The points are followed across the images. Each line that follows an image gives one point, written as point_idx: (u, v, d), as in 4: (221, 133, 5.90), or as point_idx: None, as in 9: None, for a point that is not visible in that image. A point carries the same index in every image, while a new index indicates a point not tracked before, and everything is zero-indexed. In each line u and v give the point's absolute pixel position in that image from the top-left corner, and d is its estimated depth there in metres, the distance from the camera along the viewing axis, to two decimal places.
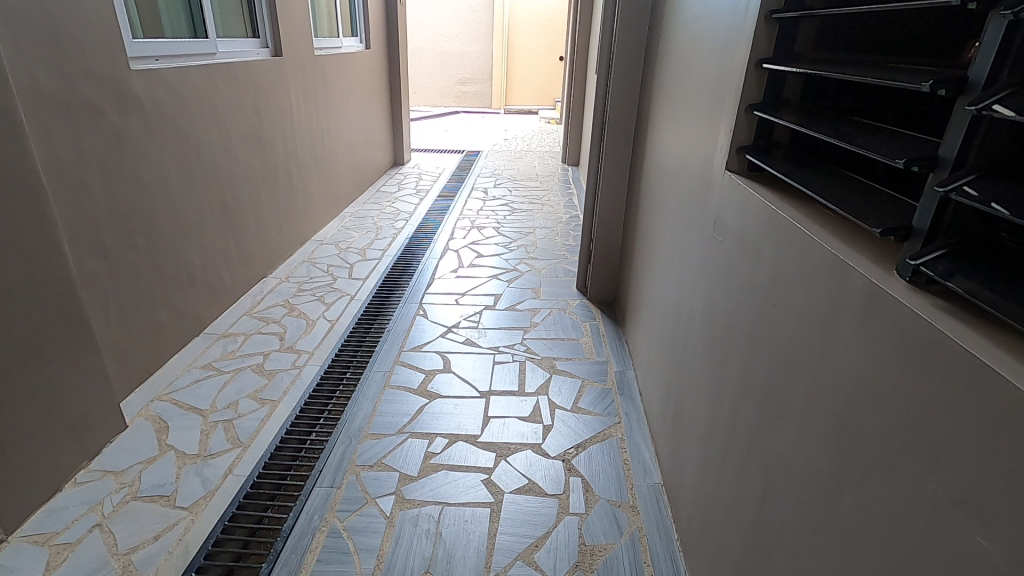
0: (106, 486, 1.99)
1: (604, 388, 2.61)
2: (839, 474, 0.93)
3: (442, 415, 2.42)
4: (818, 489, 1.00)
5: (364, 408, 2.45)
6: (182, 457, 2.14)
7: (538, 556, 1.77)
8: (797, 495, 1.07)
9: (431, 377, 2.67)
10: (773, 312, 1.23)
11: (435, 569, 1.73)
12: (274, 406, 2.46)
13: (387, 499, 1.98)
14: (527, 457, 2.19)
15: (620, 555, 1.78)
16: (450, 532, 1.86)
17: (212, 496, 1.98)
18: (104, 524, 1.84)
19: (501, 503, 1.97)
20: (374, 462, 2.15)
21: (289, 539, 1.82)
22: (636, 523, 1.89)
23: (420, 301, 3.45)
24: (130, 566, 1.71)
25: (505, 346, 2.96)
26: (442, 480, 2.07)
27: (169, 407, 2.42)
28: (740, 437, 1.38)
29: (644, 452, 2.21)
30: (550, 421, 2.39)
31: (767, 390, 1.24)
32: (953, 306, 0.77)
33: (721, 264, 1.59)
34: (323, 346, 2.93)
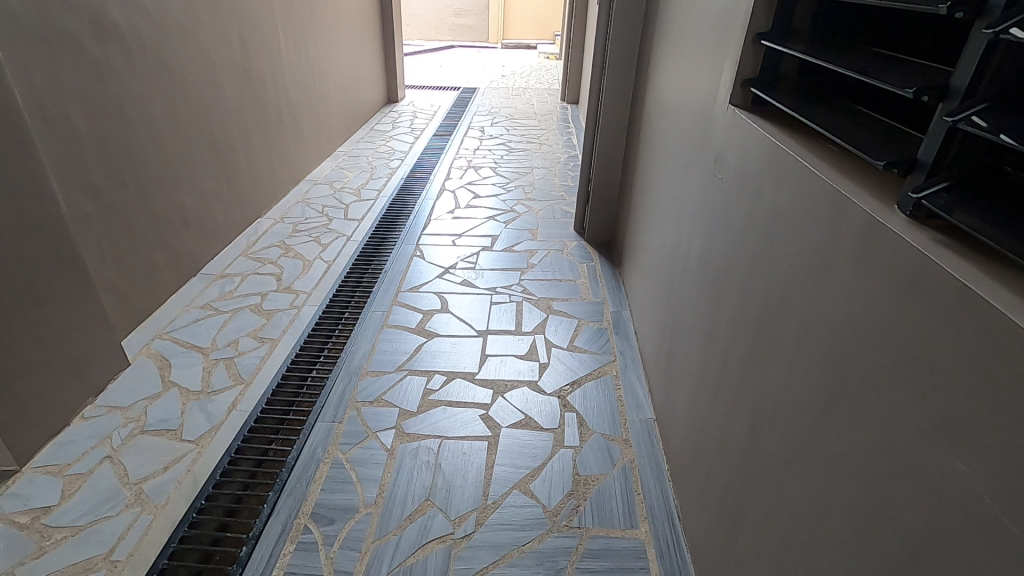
0: (113, 420, 2.04)
1: (600, 328, 2.64)
2: (827, 404, 0.96)
3: (439, 354, 2.46)
4: (806, 418, 1.03)
5: (362, 347, 2.48)
6: (186, 394, 2.18)
7: (533, 486, 1.85)
8: (785, 424, 1.11)
9: (429, 317, 2.70)
10: (771, 249, 1.23)
11: (435, 498, 1.80)
12: (274, 344, 2.49)
13: (387, 433, 2.04)
14: (523, 393, 2.25)
15: (611, 485, 1.85)
16: (448, 463, 1.93)
17: (217, 430, 2.04)
18: (113, 456, 1.90)
19: (498, 437, 2.04)
20: (374, 398, 2.20)
21: (294, 470, 1.88)
22: (628, 455, 1.96)
23: (417, 242, 3.42)
24: (141, 495, 1.77)
25: (502, 286, 2.97)
26: (440, 415, 2.13)
27: (170, 345, 2.44)
28: (731, 371, 1.41)
29: (637, 389, 2.26)
30: (546, 360, 2.43)
31: (760, 324, 1.26)
32: (951, 240, 0.77)
33: (721, 202, 1.57)
34: (320, 286, 2.94)
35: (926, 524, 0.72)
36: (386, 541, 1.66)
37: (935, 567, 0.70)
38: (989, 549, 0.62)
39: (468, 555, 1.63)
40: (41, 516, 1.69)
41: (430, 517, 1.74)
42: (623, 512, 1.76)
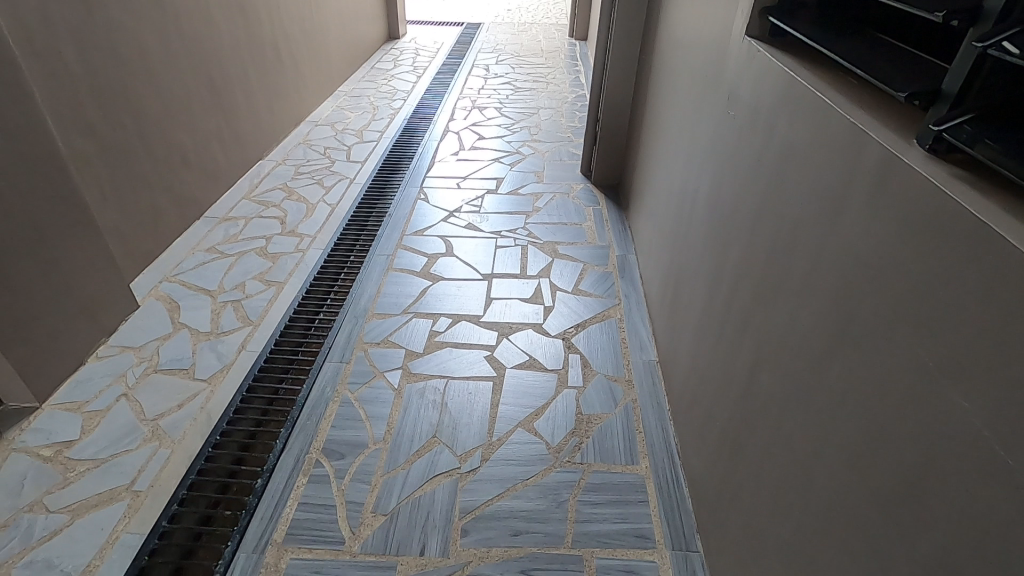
0: (126, 360, 2.09)
1: (605, 271, 2.63)
2: (829, 341, 0.97)
3: (444, 296, 2.47)
4: (809, 355, 1.04)
5: (368, 289, 2.50)
6: (196, 335, 2.22)
7: (537, 424, 1.90)
8: (787, 363, 1.12)
9: (434, 261, 2.69)
10: (782, 187, 1.20)
11: (442, 434, 1.86)
12: (280, 287, 2.51)
13: (394, 373, 2.08)
14: (528, 335, 2.27)
15: (613, 423, 1.90)
16: (454, 402, 1.97)
17: (228, 370, 2.08)
18: (129, 394, 1.96)
19: (503, 378, 2.07)
20: (380, 339, 2.23)
21: (304, 408, 1.93)
22: (630, 395, 2.00)
23: (421, 185, 3.37)
24: (158, 430, 1.83)
25: (507, 230, 2.94)
26: (446, 356, 2.17)
27: (178, 288, 2.46)
28: (736, 312, 1.42)
29: (641, 331, 2.27)
30: (551, 303, 2.44)
31: (768, 265, 1.25)
32: (970, 175, 0.75)
33: (733, 139, 1.52)
34: (324, 229, 2.93)
35: (922, 456, 0.73)
36: (395, 474, 1.73)
37: (929, 497, 0.72)
38: (984, 481, 0.64)
39: (473, 488, 1.69)
40: (63, 449, 1.76)
41: (437, 453, 1.80)
42: (624, 449, 1.81)
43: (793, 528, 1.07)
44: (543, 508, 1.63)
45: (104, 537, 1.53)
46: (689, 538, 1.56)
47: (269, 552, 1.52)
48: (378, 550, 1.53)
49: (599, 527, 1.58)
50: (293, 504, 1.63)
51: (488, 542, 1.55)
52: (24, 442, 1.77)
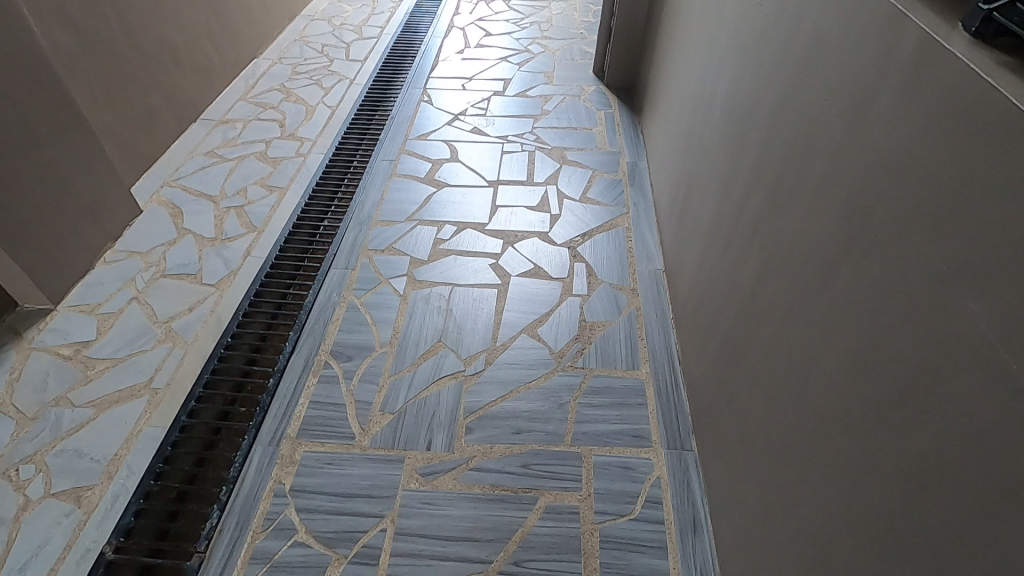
0: (134, 264, 2.10)
1: (614, 179, 2.54)
2: (841, 245, 0.94)
3: (449, 204, 2.42)
4: (820, 260, 1.01)
5: (371, 196, 2.45)
6: (201, 240, 2.21)
7: (540, 330, 1.92)
8: (796, 270, 1.10)
9: (438, 167, 2.61)
10: (807, 82, 1.11)
11: (446, 339, 1.89)
12: (282, 193, 2.46)
13: (399, 280, 2.09)
14: (533, 244, 2.24)
15: (616, 331, 1.92)
16: (459, 309, 1.99)
17: (235, 275, 2.09)
18: (140, 297, 1.99)
19: (507, 286, 2.07)
20: (385, 247, 2.22)
21: (312, 312, 1.96)
22: (634, 304, 2.00)
23: (424, 86, 3.20)
24: (171, 332, 1.88)
25: (514, 134, 2.82)
26: (450, 264, 2.16)
27: (180, 193, 2.42)
28: (746, 218, 1.38)
29: (649, 241, 2.24)
30: (557, 211, 2.39)
31: (784, 167, 1.19)
32: (1015, 61, 0.68)
33: (758, 29, 1.39)
34: (325, 133, 2.82)
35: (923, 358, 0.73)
36: (401, 376, 1.78)
37: (925, 399, 0.72)
38: (984, 383, 0.63)
39: (478, 390, 1.74)
40: (82, 349, 1.82)
41: (443, 357, 1.84)
42: (626, 355, 1.84)
43: (786, 428, 1.10)
44: (544, 409, 1.69)
45: (129, 429, 1.62)
46: (684, 437, 1.62)
47: (284, 445, 1.60)
48: (386, 445, 1.61)
49: (599, 427, 1.65)
50: (304, 402, 1.70)
51: (491, 440, 1.62)
52: (44, 342, 1.83)
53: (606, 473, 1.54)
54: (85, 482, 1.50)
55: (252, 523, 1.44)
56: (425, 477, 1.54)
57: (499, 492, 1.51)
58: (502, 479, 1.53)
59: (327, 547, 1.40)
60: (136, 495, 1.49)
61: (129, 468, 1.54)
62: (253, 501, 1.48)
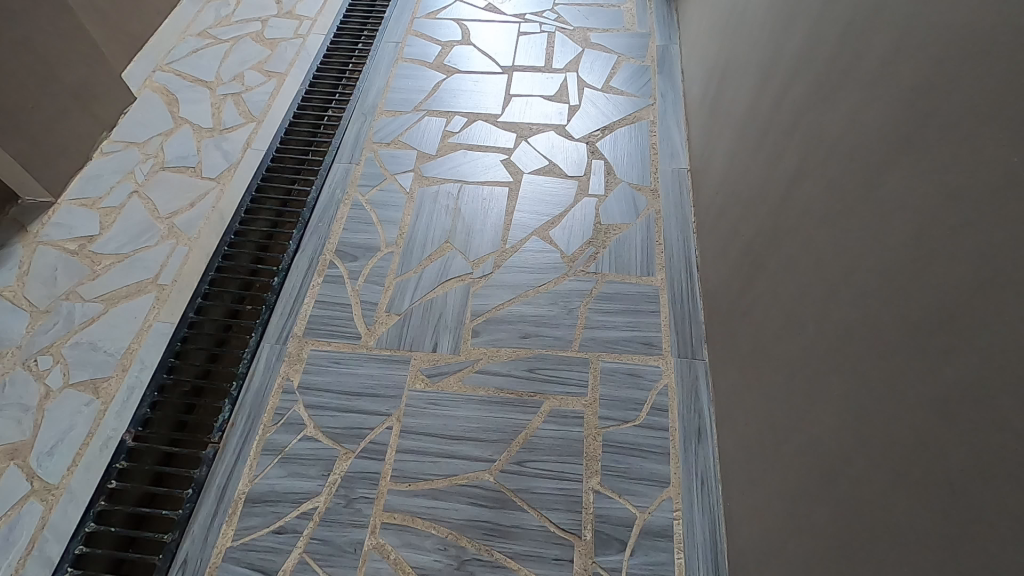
0: (132, 156, 2.02)
1: (642, 65, 2.29)
2: (908, 143, 0.81)
3: (459, 93, 2.23)
4: (877, 161, 0.87)
5: (376, 83, 2.27)
6: (198, 131, 2.10)
7: (552, 233, 1.83)
8: (843, 171, 0.97)
9: (448, 50, 2.38)
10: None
11: (454, 241, 1.82)
12: (282, 78, 2.28)
13: (405, 177, 1.98)
14: (549, 139, 2.08)
15: (633, 235, 1.81)
16: (467, 209, 1.90)
17: (236, 169, 2.00)
18: (140, 191, 1.93)
19: (519, 185, 1.95)
20: (390, 140, 2.08)
21: (315, 210, 1.89)
22: (654, 206, 1.88)
23: None
24: (174, 228, 1.83)
25: (533, 13, 2.52)
26: (460, 160, 2.03)
27: (174, 79, 2.27)
28: (788, 112, 1.21)
29: (675, 136, 2.05)
30: (577, 102, 2.19)
31: (844, 48, 1.01)
32: None
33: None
34: (325, 10, 2.57)
35: (992, 274, 0.63)
36: (408, 278, 1.74)
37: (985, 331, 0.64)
38: None
39: (485, 294, 1.70)
40: (87, 244, 1.79)
41: (450, 259, 1.78)
42: (641, 261, 1.75)
43: (807, 345, 1.04)
44: (553, 314, 1.65)
45: (138, 324, 1.63)
46: (696, 346, 1.57)
47: (292, 344, 1.60)
48: (392, 346, 1.60)
49: (608, 334, 1.61)
50: (310, 302, 1.68)
51: (498, 344, 1.60)
52: (49, 236, 1.81)
53: (613, 380, 1.52)
54: (101, 374, 1.54)
55: (262, 417, 1.48)
56: (431, 379, 1.54)
57: (503, 395, 1.51)
58: (507, 383, 1.53)
59: (335, 442, 1.44)
60: (151, 388, 1.53)
61: (141, 363, 1.56)
62: (263, 396, 1.51)
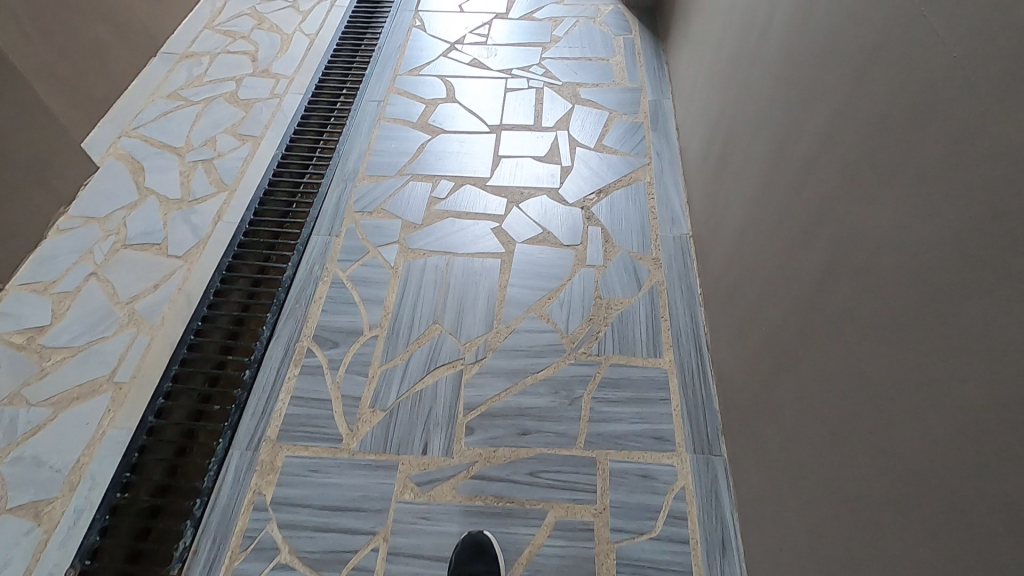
0: (92, 233, 1.86)
1: (635, 122, 2.21)
2: (987, 271, 0.68)
3: (446, 155, 2.12)
4: (942, 282, 0.75)
5: (358, 146, 2.15)
6: (165, 203, 1.95)
7: (549, 310, 1.69)
8: (893, 283, 0.85)
9: (432, 109, 2.28)
10: (932, 19, 0.80)
11: (444, 321, 1.67)
12: (256, 143, 2.15)
13: (389, 249, 1.85)
14: (541, 204, 1.96)
15: (636, 310, 1.68)
16: (457, 284, 1.76)
17: (206, 244, 1.85)
18: (99, 273, 1.76)
19: (511, 256, 1.83)
20: (373, 208, 1.95)
21: (292, 290, 1.74)
22: (657, 277, 1.75)
23: (417, 8, 2.76)
24: (135, 315, 1.67)
25: (519, 68, 2.44)
26: (448, 229, 1.90)
27: (140, 145, 2.13)
28: (812, 198, 1.10)
29: (674, 198, 1.95)
30: (569, 163, 2.08)
31: (881, 140, 0.90)
32: None
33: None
34: (304, 68, 2.46)
35: None
36: (393, 366, 1.58)
37: None
38: None
39: (479, 383, 1.55)
40: (36, 337, 1.62)
41: (439, 342, 1.63)
42: (647, 340, 1.62)
43: (856, 475, 0.90)
44: (554, 405, 1.50)
45: (91, 432, 1.45)
46: (712, 440, 1.44)
47: (264, 450, 1.43)
48: (377, 448, 1.44)
49: (616, 427, 1.46)
50: (285, 398, 1.52)
51: (495, 442, 1.44)
52: None
53: (624, 483, 1.37)
54: (45, 495, 1.36)
55: (229, 541, 1.30)
56: (422, 487, 1.38)
57: (503, 505, 1.35)
58: (506, 490, 1.37)
59: (314, 570, 1.27)
60: (102, 510, 1.35)
61: (92, 479, 1.38)
62: (230, 516, 1.33)
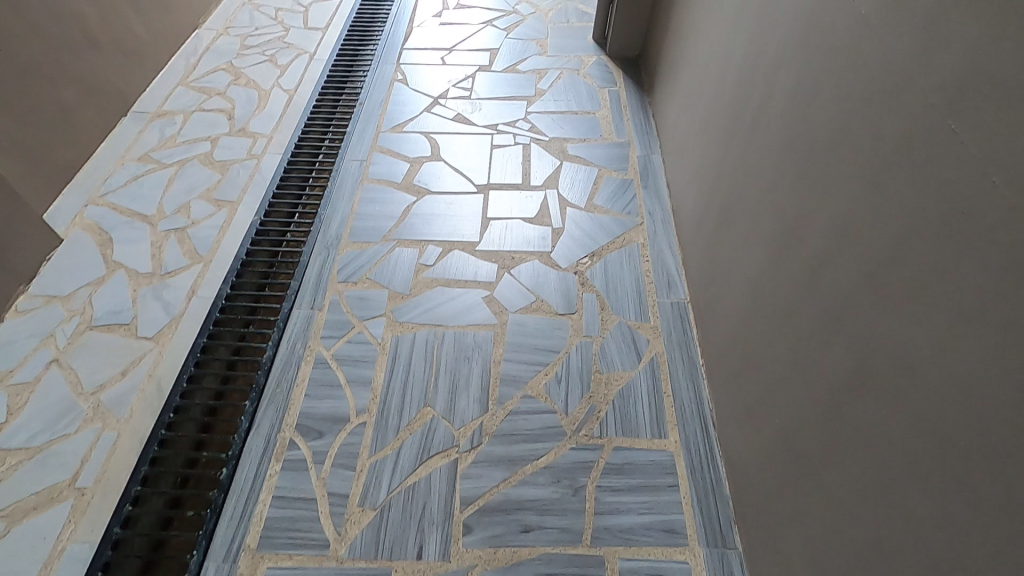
0: (54, 314, 1.74)
1: (624, 180, 2.17)
2: None
3: (432, 218, 2.05)
4: (993, 421, 0.69)
5: (340, 210, 2.07)
6: (135, 277, 1.84)
7: (547, 387, 1.61)
8: (934, 409, 0.79)
9: (417, 168, 2.22)
10: (959, 134, 0.76)
11: (436, 404, 1.58)
12: (233, 208, 2.06)
13: (376, 323, 1.75)
14: (533, 269, 1.90)
15: (638, 385, 1.61)
16: (448, 360, 1.67)
17: (179, 323, 1.74)
18: (61, 360, 1.64)
19: (504, 327, 1.75)
20: (358, 278, 1.86)
21: (272, 373, 1.63)
22: (656, 347, 1.69)
23: (398, 60, 2.72)
24: (100, 408, 1.54)
25: (505, 124, 2.40)
26: (437, 299, 1.82)
27: (108, 214, 2.02)
28: (828, 292, 1.05)
29: (669, 261, 1.90)
30: (560, 224, 2.03)
31: (908, 249, 0.85)
32: None
33: (855, 22, 1.01)
34: (282, 126, 2.38)
35: None
36: (383, 457, 1.48)
37: None
38: None
39: (475, 474, 1.45)
40: None
41: (431, 427, 1.54)
42: (651, 419, 1.54)
43: None
44: (557, 497, 1.41)
45: (49, 548, 1.32)
46: (725, 531, 1.36)
47: (243, 562, 1.31)
48: (368, 554, 1.33)
49: (623, 520, 1.38)
50: (266, 499, 1.40)
51: (495, 543, 1.34)
52: None
53: None
54: None
55: None
56: None
57: None
58: None
59: None
60: None
61: None
62: None
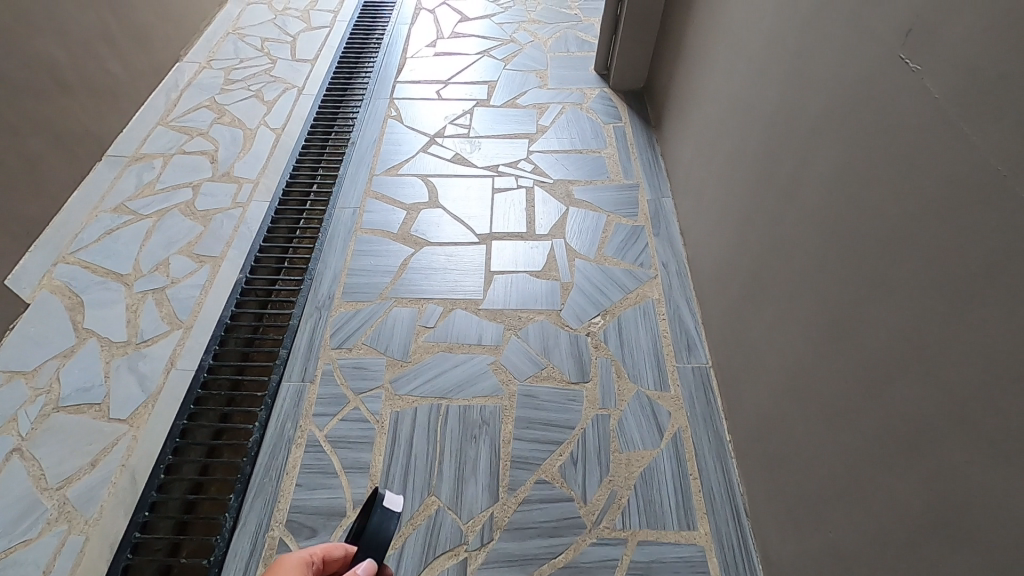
0: (17, 393, 1.58)
1: (635, 227, 2.04)
2: None
3: (432, 273, 1.91)
4: None
5: (332, 265, 1.92)
6: (108, 347, 1.68)
7: (562, 470, 1.47)
8: None
9: (415, 216, 2.08)
10: None
11: (441, 493, 1.44)
12: (216, 265, 1.91)
13: (372, 397, 1.61)
14: (542, 330, 1.76)
15: (661, 467, 1.48)
16: (453, 440, 1.53)
17: (156, 401, 1.58)
18: (23, 449, 1.48)
19: (513, 399, 1.61)
20: (353, 344, 1.72)
21: (259, 459, 1.48)
22: (679, 421, 1.56)
23: (391, 95, 2.58)
24: (66, 507, 1.38)
25: (506, 165, 2.27)
26: (439, 367, 1.67)
27: (79, 273, 1.86)
28: (891, 403, 0.92)
29: (687, 319, 1.77)
30: (568, 278, 1.89)
31: (1004, 384, 0.73)
32: None
33: (922, 103, 0.88)
34: (269, 170, 2.24)
35: None
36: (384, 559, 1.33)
37: None
38: None
39: None
40: None
41: (437, 521, 1.39)
42: (677, 507, 1.41)
43: None
44: None
45: None
46: None
47: None
48: None
49: None
50: None
51: None
52: None
53: None
54: None
55: None
56: None
57: None
58: None
59: None
60: None
61: None
62: None
